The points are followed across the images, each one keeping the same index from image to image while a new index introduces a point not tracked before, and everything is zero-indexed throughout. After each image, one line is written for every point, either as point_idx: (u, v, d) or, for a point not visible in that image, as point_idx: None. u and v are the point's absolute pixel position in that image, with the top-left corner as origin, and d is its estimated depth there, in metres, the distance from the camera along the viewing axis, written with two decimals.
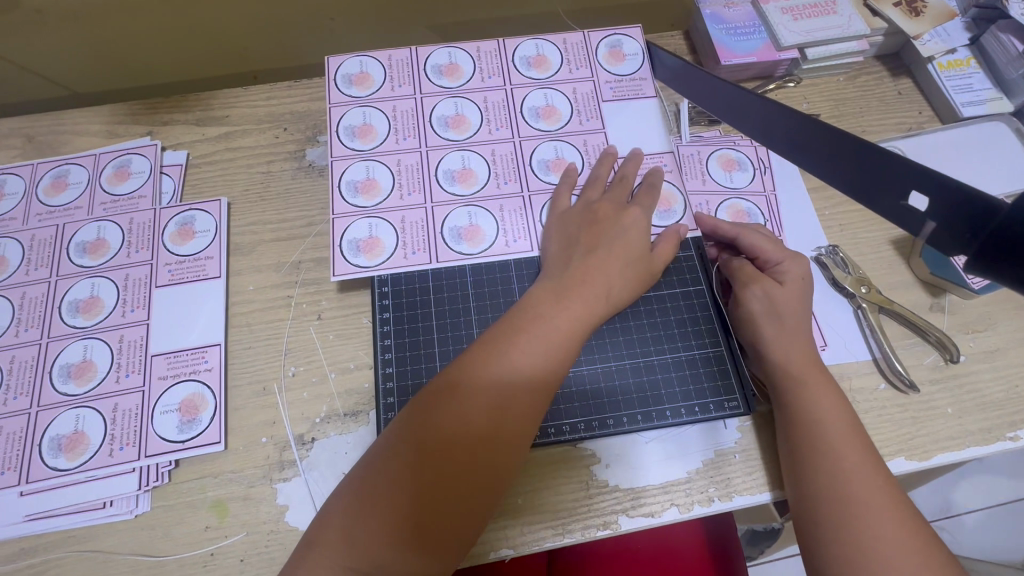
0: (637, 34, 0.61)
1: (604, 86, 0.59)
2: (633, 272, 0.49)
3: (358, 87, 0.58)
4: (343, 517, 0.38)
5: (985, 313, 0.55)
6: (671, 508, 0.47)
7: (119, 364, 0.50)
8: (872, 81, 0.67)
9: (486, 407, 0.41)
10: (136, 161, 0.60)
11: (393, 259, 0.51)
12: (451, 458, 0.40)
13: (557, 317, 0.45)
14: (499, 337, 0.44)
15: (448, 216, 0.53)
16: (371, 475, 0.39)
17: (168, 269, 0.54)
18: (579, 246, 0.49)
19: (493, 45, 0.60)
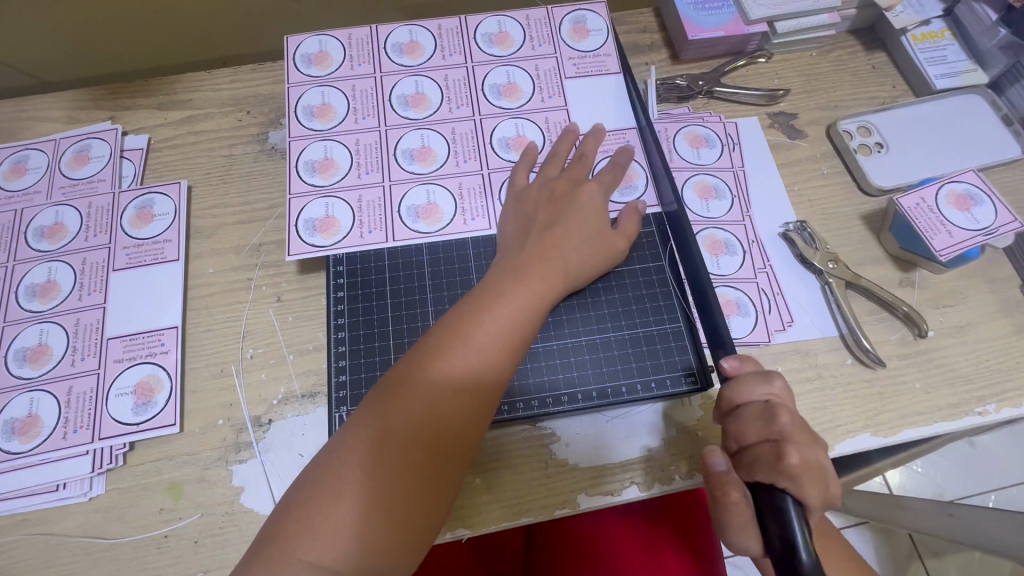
0: (602, 10, 0.60)
1: (567, 63, 0.58)
2: (590, 250, 0.49)
3: (317, 67, 0.57)
4: (302, 507, 0.36)
5: (956, 287, 0.54)
6: (631, 487, 0.47)
7: (75, 348, 0.50)
8: (845, 56, 0.65)
9: (453, 392, 0.40)
10: (96, 146, 0.59)
11: (349, 239, 0.51)
12: (419, 445, 0.39)
13: (523, 297, 0.44)
14: (463, 318, 0.43)
15: (406, 195, 0.53)
16: (334, 466, 0.37)
17: (126, 252, 0.54)
18: (535, 222, 0.49)
19: (455, 23, 0.59)
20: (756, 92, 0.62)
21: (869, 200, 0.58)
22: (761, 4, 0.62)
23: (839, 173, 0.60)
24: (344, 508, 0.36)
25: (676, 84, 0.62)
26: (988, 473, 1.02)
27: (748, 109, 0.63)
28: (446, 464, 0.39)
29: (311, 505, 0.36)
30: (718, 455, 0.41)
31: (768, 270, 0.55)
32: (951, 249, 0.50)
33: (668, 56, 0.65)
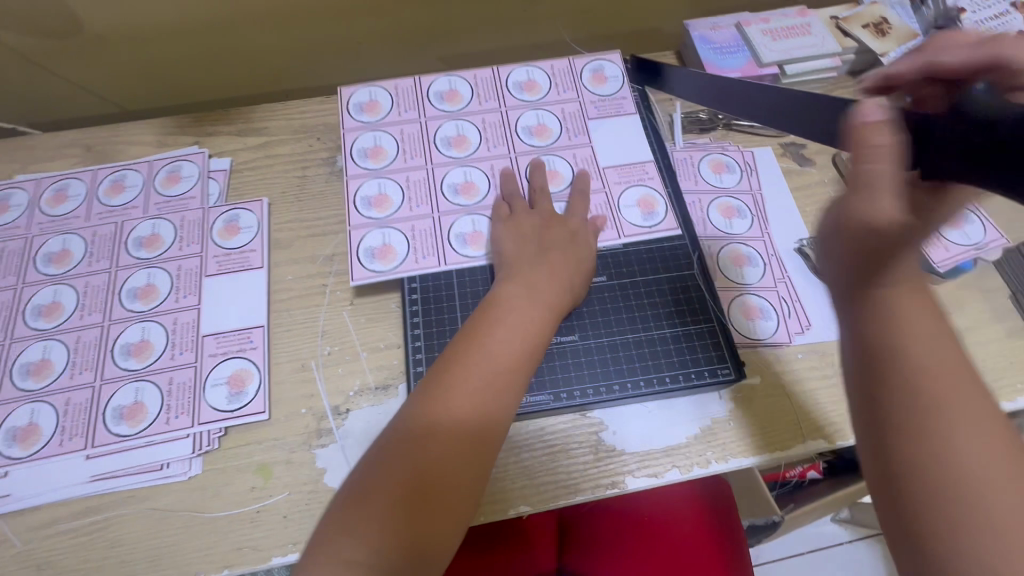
0: (618, 59, 0.69)
1: (590, 106, 0.66)
2: (576, 268, 0.55)
3: (369, 114, 0.65)
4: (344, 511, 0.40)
5: (953, 296, 0.61)
6: (672, 469, 0.52)
7: (173, 343, 0.56)
8: (847, 94, 0.74)
9: (461, 420, 0.44)
10: (186, 167, 0.66)
11: (406, 264, 0.58)
12: (443, 449, 0.43)
13: (517, 329, 0.49)
14: (474, 336, 0.49)
15: (455, 223, 0.60)
16: (363, 492, 0.41)
17: (216, 260, 0.60)
18: (537, 241, 0.56)
19: (489, 74, 0.68)
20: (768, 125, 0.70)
21: None
22: (772, 50, 0.71)
23: None
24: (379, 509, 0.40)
25: (698, 118, 0.70)
26: None
27: (763, 139, 0.71)
28: (462, 486, 0.43)
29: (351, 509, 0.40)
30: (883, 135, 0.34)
31: (786, 280, 0.61)
32: (947, 261, 0.60)
33: None
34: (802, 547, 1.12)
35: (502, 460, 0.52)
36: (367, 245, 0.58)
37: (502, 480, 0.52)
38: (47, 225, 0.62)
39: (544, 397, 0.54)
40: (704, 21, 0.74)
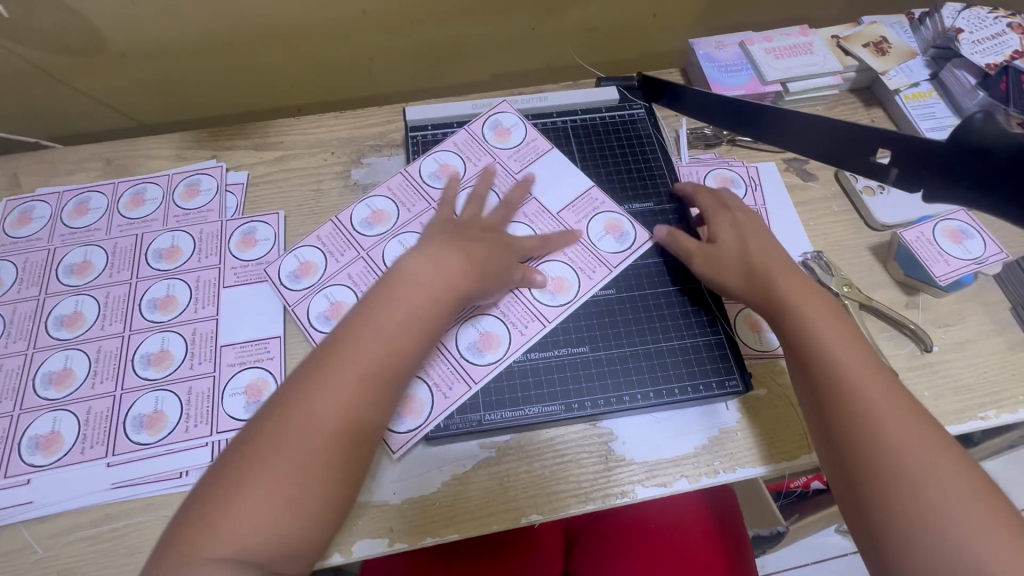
0: (508, 109, 0.70)
1: (510, 161, 0.67)
2: (496, 262, 0.54)
3: (244, 251, 0.63)
4: (214, 496, 0.40)
5: (954, 309, 0.62)
6: (681, 479, 0.53)
7: (193, 353, 0.57)
8: (848, 111, 0.76)
9: (339, 409, 0.43)
10: (205, 181, 0.68)
11: (436, 404, 0.54)
12: (316, 436, 0.42)
13: (400, 315, 0.46)
14: (365, 314, 0.46)
15: (457, 339, 0.57)
16: (241, 476, 0.40)
17: (234, 272, 0.62)
18: (464, 236, 0.55)
19: (400, 179, 0.66)
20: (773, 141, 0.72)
21: (875, 233, 0.67)
22: (775, 68, 0.73)
23: (848, 211, 0.69)
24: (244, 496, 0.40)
25: (703, 134, 0.72)
26: None
27: (768, 155, 0.72)
28: (340, 471, 0.42)
29: (220, 491, 0.40)
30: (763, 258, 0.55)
31: None
32: (950, 275, 0.59)
33: None
34: (805, 558, 1.12)
35: (512, 469, 0.54)
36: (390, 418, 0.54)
37: (512, 488, 0.53)
38: (69, 237, 0.64)
39: (556, 407, 0.55)
40: (709, 40, 0.76)
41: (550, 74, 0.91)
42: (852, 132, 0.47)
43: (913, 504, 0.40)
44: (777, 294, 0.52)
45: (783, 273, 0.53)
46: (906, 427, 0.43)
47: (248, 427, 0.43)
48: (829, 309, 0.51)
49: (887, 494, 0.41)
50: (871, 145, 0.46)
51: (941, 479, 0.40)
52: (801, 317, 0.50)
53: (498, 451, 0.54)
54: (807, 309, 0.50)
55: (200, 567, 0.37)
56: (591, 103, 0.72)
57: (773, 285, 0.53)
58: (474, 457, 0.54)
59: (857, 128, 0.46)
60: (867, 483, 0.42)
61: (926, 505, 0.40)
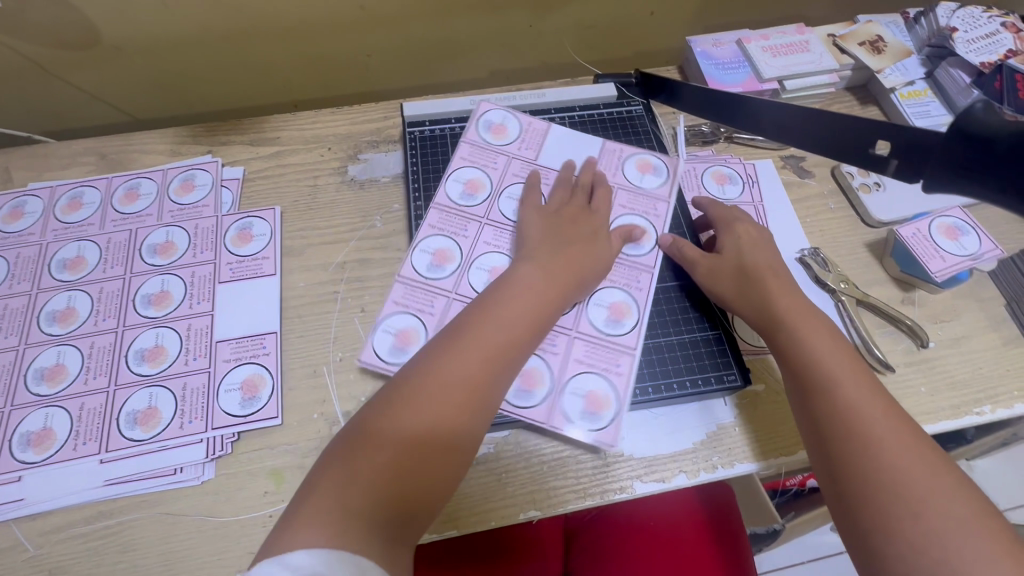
0: (486, 108, 0.69)
1: (522, 154, 0.67)
2: (598, 255, 0.58)
3: (160, 257, 0.62)
4: (344, 464, 0.41)
5: (950, 305, 0.62)
6: (679, 474, 0.53)
7: (187, 349, 0.56)
8: (844, 109, 0.76)
9: (464, 388, 0.46)
10: (200, 176, 0.68)
11: (612, 378, 0.55)
12: (445, 413, 0.44)
13: (525, 308, 0.51)
14: (484, 306, 0.51)
15: (591, 318, 0.58)
16: (360, 453, 0.42)
17: (229, 267, 0.61)
18: (558, 230, 0.58)
19: (434, 214, 0.63)
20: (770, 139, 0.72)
21: (871, 230, 0.67)
22: (772, 66, 0.73)
23: (844, 208, 0.69)
24: (374, 469, 0.41)
25: (701, 131, 0.72)
26: (988, 494, 1.09)
27: (764, 152, 0.72)
28: (452, 455, 0.44)
29: (350, 463, 0.41)
30: (756, 275, 0.56)
31: None
32: (945, 271, 0.59)
33: None
34: (803, 555, 1.13)
35: (511, 465, 0.53)
36: (533, 405, 0.53)
37: (511, 484, 0.53)
38: (61, 232, 0.63)
39: None
40: (706, 38, 0.76)
41: (547, 72, 0.91)
42: (849, 125, 0.47)
43: (909, 529, 0.40)
44: (773, 309, 0.53)
45: (782, 294, 0.54)
46: (903, 451, 0.43)
47: (344, 431, 0.45)
48: (827, 331, 0.51)
49: (883, 516, 0.41)
50: (870, 137, 0.46)
51: (937, 505, 0.40)
52: (798, 338, 0.51)
53: (496, 447, 0.54)
54: (804, 330, 0.51)
55: (306, 537, 0.36)
56: (589, 100, 0.72)
57: (771, 303, 0.54)
58: None
59: (856, 121, 0.47)
60: (863, 506, 0.43)
61: (921, 530, 0.40)
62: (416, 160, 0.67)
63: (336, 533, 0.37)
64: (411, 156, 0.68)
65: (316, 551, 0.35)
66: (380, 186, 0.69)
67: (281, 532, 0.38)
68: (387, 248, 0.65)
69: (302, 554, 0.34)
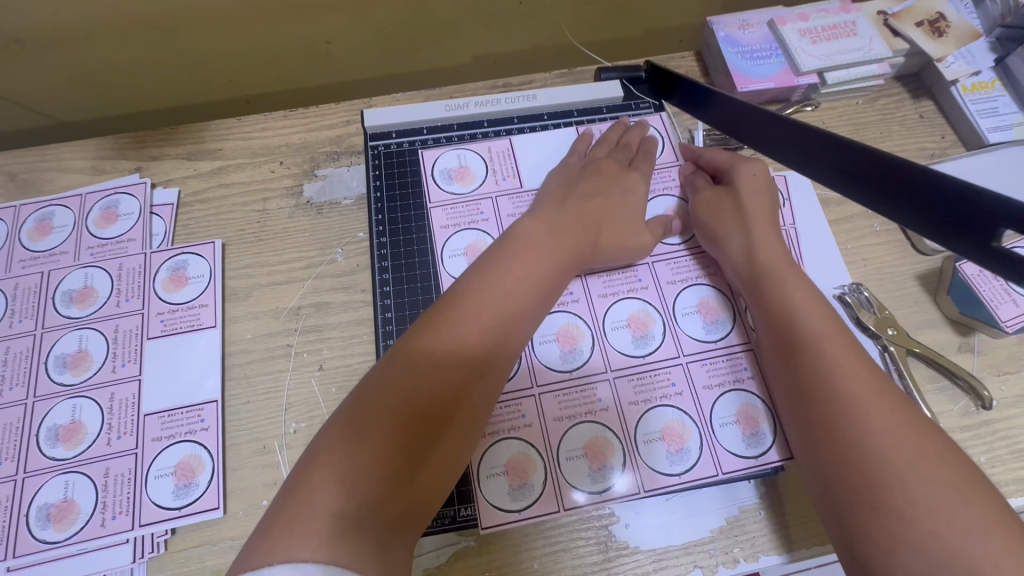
0: (432, 156, 0.57)
1: (503, 183, 0.56)
2: (624, 216, 0.51)
3: (78, 306, 0.52)
4: (326, 450, 0.34)
5: (1016, 353, 0.53)
6: (694, 570, 0.45)
7: (110, 425, 0.47)
8: (892, 104, 0.64)
9: (466, 353, 0.40)
10: (125, 202, 0.57)
11: (729, 400, 0.48)
12: (447, 385, 0.39)
13: (535, 265, 0.45)
14: (491, 262, 0.45)
15: (689, 333, 0.50)
16: (345, 429, 0.35)
17: (160, 319, 0.52)
18: (576, 191, 0.51)
19: None
20: None
21: (924, 259, 0.57)
22: (811, 55, 0.61)
23: (893, 231, 0.58)
24: (363, 452, 0.34)
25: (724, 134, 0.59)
26: None
27: None
28: (454, 438, 0.39)
29: (336, 445, 0.35)
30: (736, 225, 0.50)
31: None
32: (1017, 320, 0.50)
33: None
34: None
35: (495, 561, 0.45)
36: (696, 458, 0.46)
37: None
38: None
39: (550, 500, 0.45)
40: (732, 18, 0.63)
41: (540, 58, 0.78)
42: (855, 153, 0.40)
43: (896, 494, 0.34)
44: (764, 275, 0.46)
45: (766, 240, 0.48)
46: (880, 410, 0.37)
47: (342, 408, 0.38)
48: (802, 281, 0.45)
49: (866, 482, 0.35)
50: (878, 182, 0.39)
51: (927, 470, 0.34)
52: (780, 290, 0.45)
53: (478, 539, 0.45)
54: (786, 281, 0.45)
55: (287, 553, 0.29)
56: (589, 102, 0.60)
57: (763, 270, 0.47)
58: (451, 548, 0.45)
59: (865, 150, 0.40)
60: (848, 470, 0.36)
61: (909, 496, 0.33)
62: (380, 187, 0.56)
63: (329, 540, 0.31)
64: (374, 181, 0.57)
65: (314, 567, 0.28)
66: (341, 210, 0.58)
67: (260, 535, 0.31)
68: (350, 289, 0.54)
69: (298, 567, 0.28)
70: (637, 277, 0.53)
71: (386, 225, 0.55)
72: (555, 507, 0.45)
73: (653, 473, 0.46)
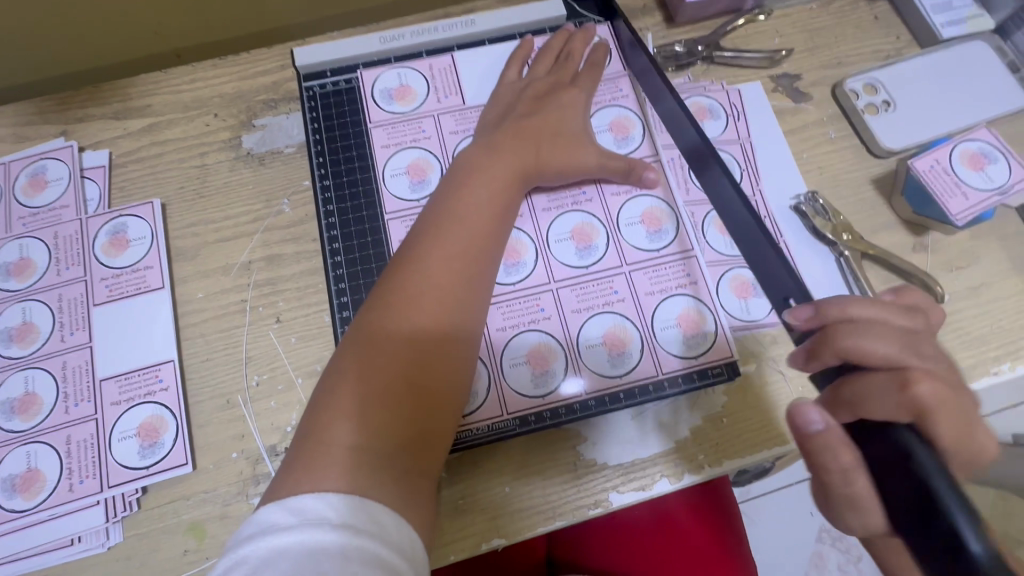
0: (371, 78, 0.54)
1: (444, 99, 0.53)
2: (572, 127, 0.50)
3: (16, 278, 0.50)
4: (325, 399, 0.36)
5: (968, 248, 0.54)
6: (661, 480, 0.46)
7: (66, 394, 0.47)
8: (847, 7, 0.62)
9: (439, 279, 0.40)
10: (52, 167, 0.54)
11: (670, 306, 0.48)
12: (424, 313, 0.39)
13: (489, 184, 0.45)
14: (445, 193, 0.44)
15: (632, 242, 0.49)
16: (340, 375, 0.36)
17: (105, 285, 0.50)
18: (518, 108, 0.50)
19: (402, 227, 0.50)
20: (757, 54, 0.59)
21: (878, 162, 0.57)
22: None
23: (847, 136, 0.58)
24: (356, 390, 0.35)
25: (673, 51, 0.59)
26: None
27: (750, 73, 0.60)
28: (445, 361, 0.38)
29: (335, 393, 0.35)
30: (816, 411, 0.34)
31: (782, 246, 0.53)
32: (967, 212, 0.50)
33: (662, 19, 0.61)
34: (790, 478, 0.97)
35: (469, 487, 0.45)
36: (635, 361, 0.46)
37: (469, 513, 0.45)
38: None
39: (509, 421, 0.45)
40: None
41: None
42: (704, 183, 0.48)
43: None
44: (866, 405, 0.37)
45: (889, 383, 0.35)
46: None
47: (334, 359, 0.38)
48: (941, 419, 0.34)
49: None
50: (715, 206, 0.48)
51: None
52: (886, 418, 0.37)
53: (451, 471, 0.45)
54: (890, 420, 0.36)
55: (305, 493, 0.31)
56: (531, 22, 0.57)
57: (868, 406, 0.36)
58: None
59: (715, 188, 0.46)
60: None
61: None
62: (317, 129, 0.54)
63: (350, 473, 0.32)
64: (312, 125, 0.54)
65: (333, 498, 0.30)
66: (283, 159, 0.55)
67: (282, 477, 0.33)
68: (301, 239, 0.53)
69: (322, 496, 0.30)
70: (580, 190, 0.51)
71: (327, 167, 0.53)
72: (498, 412, 0.45)
73: (594, 379, 0.46)
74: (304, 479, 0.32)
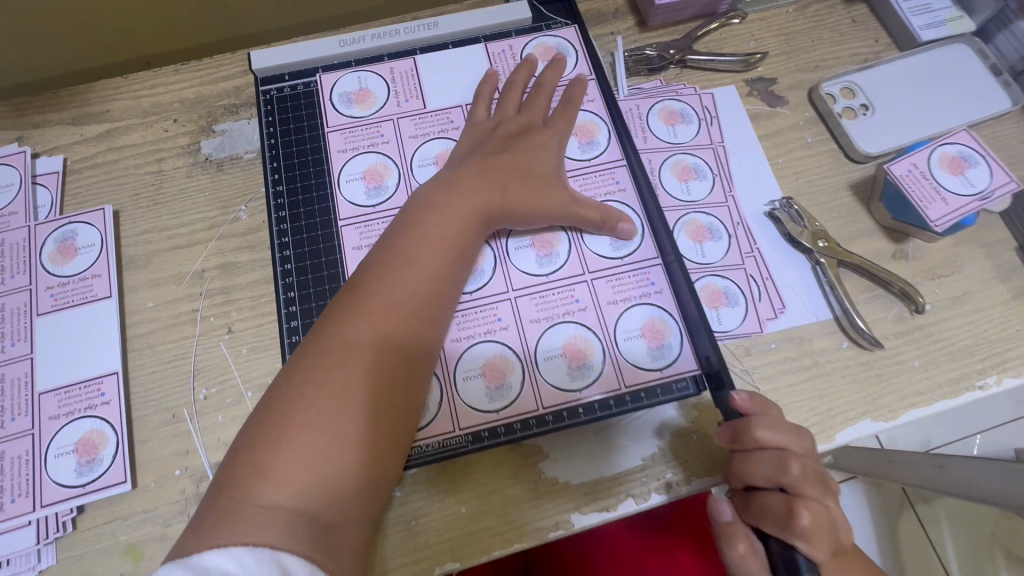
0: (332, 82, 0.53)
1: (404, 103, 0.52)
2: (538, 143, 0.48)
3: None
4: (258, 439, 0.34)
5: (950, 255, 0.51)
6: (626, 500, 0.43)
7: (3, 407, 0.45)
8: (824, 10, 0.61)
9: (392, 318, 0.39)
10: (4, 173, 0.52)
11: (634, 316, 0.45)
12: (376, 352, 0.37)
13: (452, 215, 0.43)
14: (407, 222, 0.43)
15: (596, 249, 0.47)
16: (279, 414, 0.34)
17: (50, 294, 0.48)
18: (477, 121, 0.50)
19: (357, 234, 0.49)
20: (731, 58, 0.57)
21: (857, 167, 0.55)
22: None
23: (824, 140, 0.56)
24: (295, 435, 0.34)
25: (645, 55, 0.57)
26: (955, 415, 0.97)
27: (724, 77, 0.58)
28: (393, 404, 0.37)
29: (271, 435, 0.34)
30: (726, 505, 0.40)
31: (755, 254, 0.51)
32: (946, 218, 0.47)
33: (634, 24, 0.59)
34: None
35: (422, 508, 0.43)
36: (596, 373, 0.44)
37: (422, 536, 0.42)
38: None
39: (462, 437, 0.43)
40: None
41: None
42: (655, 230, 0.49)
43: None
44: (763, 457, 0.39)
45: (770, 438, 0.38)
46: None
47: (274, 389, 0.36)
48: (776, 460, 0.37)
49: None
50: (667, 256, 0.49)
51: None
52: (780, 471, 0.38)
53: (403, 490, 0.43)
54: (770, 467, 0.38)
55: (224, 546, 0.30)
56: (496, 26, 0.56)
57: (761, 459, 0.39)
58: None
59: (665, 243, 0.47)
60: None
61: None
62: (274, 133, 0.52)
63: (276, 527, 0.31)
64: (269, 130, 0.53)
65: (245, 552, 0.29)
66: (242, 164, 0.54)
67: (200, 522, 0.32)
68: (256, 247, 0.51)
69: (231, 554, 0.29)
70: None
71: (283, 172, 0.51)
72: (451, 427, 0.43)
73: (553, 393, 0.43)
74: (222, 531, 0.30)
